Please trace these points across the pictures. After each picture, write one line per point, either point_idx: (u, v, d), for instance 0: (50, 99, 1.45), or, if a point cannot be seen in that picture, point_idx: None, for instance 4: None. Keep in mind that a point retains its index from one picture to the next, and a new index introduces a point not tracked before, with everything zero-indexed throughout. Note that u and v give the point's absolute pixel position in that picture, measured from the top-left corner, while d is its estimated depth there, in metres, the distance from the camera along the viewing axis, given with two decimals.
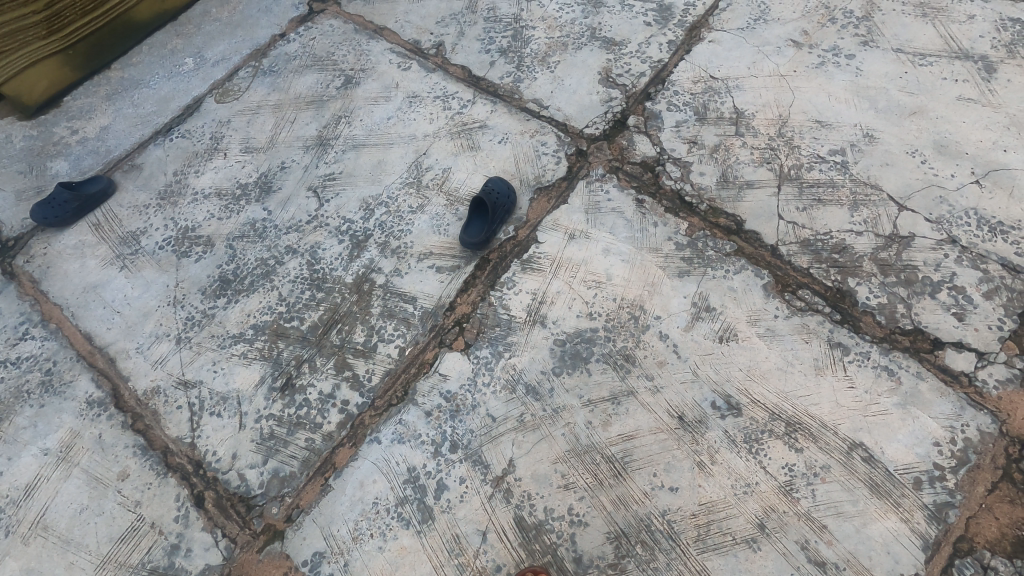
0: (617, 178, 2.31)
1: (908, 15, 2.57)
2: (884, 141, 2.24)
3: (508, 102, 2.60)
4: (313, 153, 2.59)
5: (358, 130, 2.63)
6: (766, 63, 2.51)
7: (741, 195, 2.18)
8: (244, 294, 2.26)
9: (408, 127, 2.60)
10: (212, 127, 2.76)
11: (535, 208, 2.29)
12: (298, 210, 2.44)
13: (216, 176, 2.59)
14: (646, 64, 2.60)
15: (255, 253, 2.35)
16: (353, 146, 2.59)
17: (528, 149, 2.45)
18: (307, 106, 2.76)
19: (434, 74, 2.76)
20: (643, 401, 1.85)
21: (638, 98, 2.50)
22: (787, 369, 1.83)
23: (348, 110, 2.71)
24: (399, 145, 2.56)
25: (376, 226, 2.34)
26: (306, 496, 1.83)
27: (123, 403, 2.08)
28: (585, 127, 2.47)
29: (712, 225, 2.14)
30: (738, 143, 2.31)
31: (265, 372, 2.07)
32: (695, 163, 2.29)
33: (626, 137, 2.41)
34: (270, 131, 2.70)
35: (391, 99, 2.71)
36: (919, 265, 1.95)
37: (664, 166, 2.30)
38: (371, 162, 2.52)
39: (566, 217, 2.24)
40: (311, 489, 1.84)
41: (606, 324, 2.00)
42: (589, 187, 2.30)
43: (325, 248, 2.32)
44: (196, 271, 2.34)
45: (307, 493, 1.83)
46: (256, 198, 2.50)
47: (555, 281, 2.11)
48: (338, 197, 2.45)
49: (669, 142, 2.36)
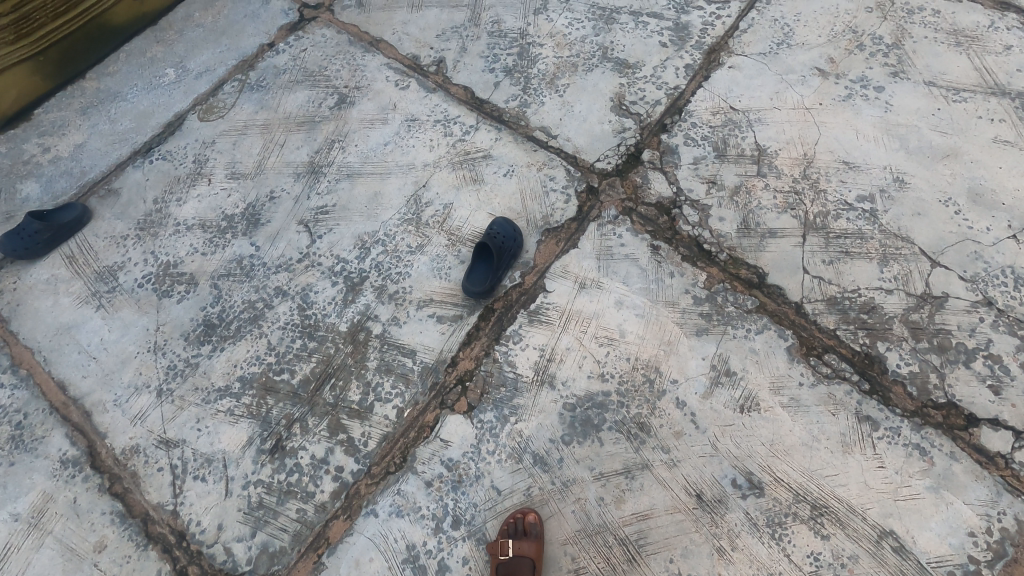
0: (631, 221, 2.16)
1: (941, 43, 2.41)
2: (916, 187, 2.09)
3: (513, 129, 2.42)
4: (304, 181, 2.41)
5: (352, 157, 2.45)
6: (790, 93, 2.35)
7: (763, 245, 2.04)
8: (230, 341, 2.10)
9: (406, 156, 2.42)
10: (195, 149, 2.56)
11: (543, 251, 2.14)
12: (288, 246, 2.27)
13: (199, 205, 2.41)
14: (662, 91, 2.43)
15: (242, 295, 2.19)
16: (347, 175, 2.41)
17: (535, 184, 2.28)
18: (298, 127, 2.56)
19: (434, 95, 2.57)
20: (658, 476, 1.74)
21: (653, 129, 2.33)
22: (812, 445, 1.73)
23: (341, 133, 2.52)
24: (396, 174, 2.38)
25: (373, 268, 2.19)
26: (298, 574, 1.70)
27: (100, 463, 1.94)
28: (596, 161, 2.30)
29: (732, 277, 2.00)
30: (760, 185, 2.15)
31: (253, 432, 1.94)
32: (714, 207, 2.13)
33: (641, 173, 2.25)
34: (258, 155, 2.51)
35: (389, 123, 2.52)
36: (952, 330, 1.84)
37: (680, 208, 2.15)
38: (367, 194, 2.35)
39: (576, 263, 2.09)
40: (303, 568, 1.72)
41: (619, 388, 1.88)
42: (601, 230, 2.15)
43: (318, 291, 2.17)
44: (179, 313, 2.18)
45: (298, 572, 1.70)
46: (242, 231, 2.33)
47: (564, 336, 1.98)
48: (331, 233, 2.28)
49: (686, 181, 2.20)
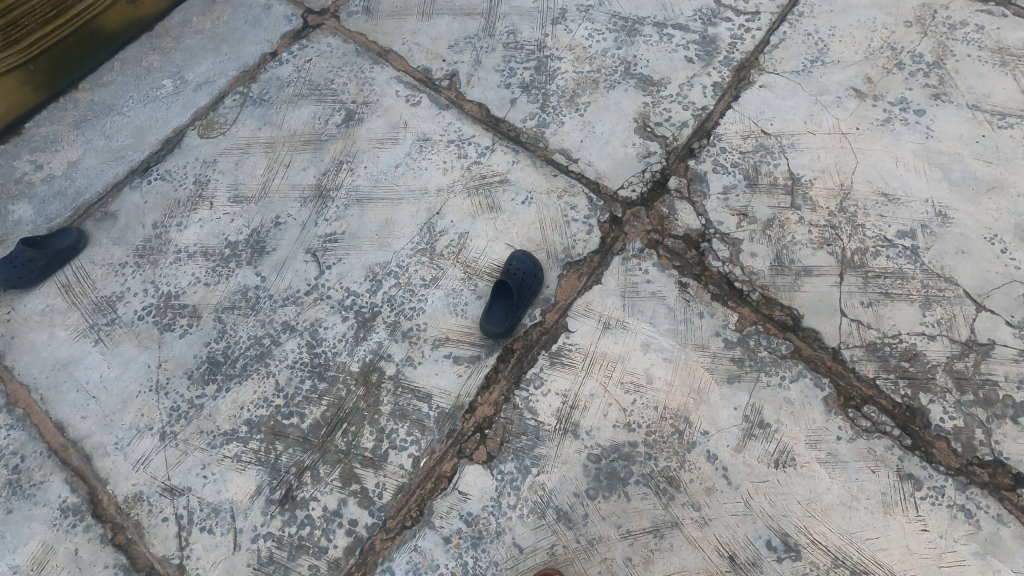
0: (657, 255, 2.05)
1: (985, 62, 2.28)
2: (959, 222, 1.98)
3: (531, 152, 2.30)
4: (311, 206, 2.30)
5: (362, 180, 2.33)
6: (825, 116, 2.22)
7: (798, 284, 1.94)
8: (236, 380, 2.01)
9: (419, 179, 2.30)
10: (196, 168, 2.44)
11: (564, 286, 2.03)
12: (295, 277, 2.17)
13: (201, 231, 2.30)
14: (689, 112, 2.29)
15: (248, 330, 2.09)
16: (357, 200, 2.29)
17: (555, 213, 2.17)
18: (304, 146, 2.44)
19: (447, 112, 2.43)
20: (689, 536, 1.66)
21: (680, 153, 2.21)
22: (851, 505, 1.64)
23: (350, 153, 2.40)
24: (408, 200, 2.27)
25: (385, 302, 2.08)
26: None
27: (102, 512, 1.86)
28: (620, 188, 2.18)
29: (765, 319, 1.90)
30: (794, 218, 2.04)
31: (262, 481, 1.85)
32: (746, 241, 2.02)
33: (667, 202, 2.13)
34: (261, 176, 2.39)
35: (400, 143, 2.39)
36: (999, 381, 1.75)
37: (710, 242, 2.04)
38: (377, 221, 2.24)
39: (600, 300, 1.99)
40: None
41: (647, 438, 1.79)
42: (626, 264, 2.04)
43: (328, 327, 2.06)
44: (181, 349, 2.08)
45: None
46: (247, 260, 2.22)
47: (588, 381, 1.88)
48: (341, 264, 2.17)
49: (715, 212, 2.09)
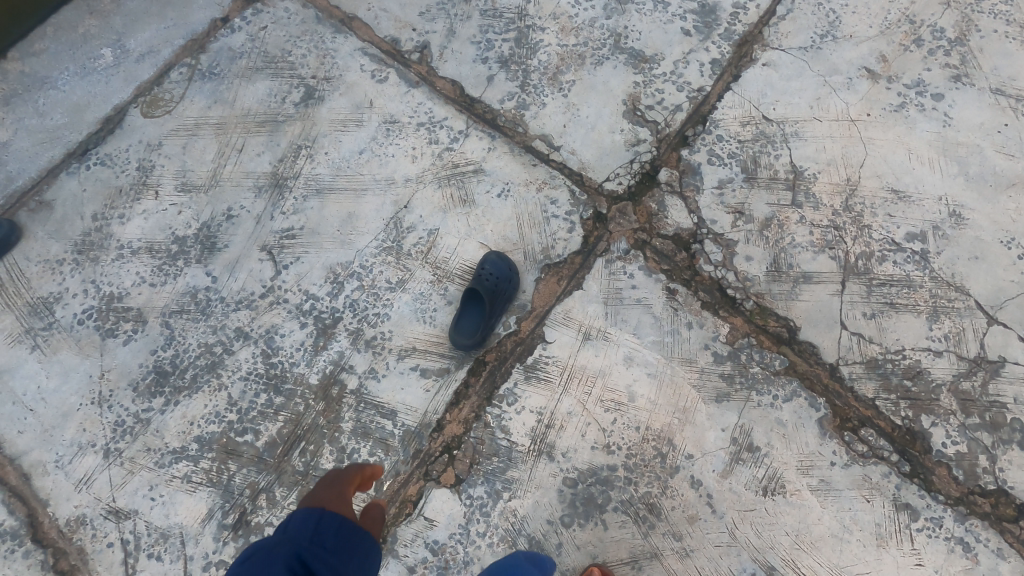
0: (644, 257, 1.87)
1: (1012, 40, 2.05)
2: (974, 223, 1.81)
3: (509, 137, 2.08)
4: (267, 196, 2.09)
5: (322, 169, 2.11)
6: (832, 100, 2.01)
7: (796, 292, 1.78)
8: (186, 393, 1.86)
9: (385, 168, 2.09)
10: (140, 152, 2.21)
11: (541, 291, 1.86)
12: (249, 277, 1.98)
13: (146, 224, 2.09)
14: (684, 94, 2.07)
15: (198, 337, 1.92)
16: (317, 191, 2.08)
17: (534, 209, 1.97)
18: (258, 128, 2.20)
19: (417, 90, 2.18)
20: (668, 567, 1.56)
21: (672, 141, 2.00)
22: (843, 537, 1.54)
23: (309, 137, 2.16)
24: (373, 191, 2.06)
25: (346, 307, 1.91)
26: (341, 506, 1.21)
27: (43, 535, 1.74)
28: (605, 180, 1.98)
29: (758, 331, 1.75)
30: (795, 218, 1.86)
31: (214, 504, 1.73)
32: (741, 243, 1.85)
33: (656, 197, 1.94)
34: (212, 162, 2.16)
35: (364, 125, 2.16)
36: (1008, 403, 1.62)
37: (701, 244, 1.86)
38: (339, 216, 2.04)
39: (580, 308, 1.83)
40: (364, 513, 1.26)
41: (627, 462, 1.66)
42: (609, 267, 1.87)
43: (284, 334, 1.90)
44: (126, 357, 1.92)
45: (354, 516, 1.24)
46: (196, 257, 2.03)
47: (565, 397, 1.74)
48: (299, 263, 1.99)
49: (708, 209, 1.90)
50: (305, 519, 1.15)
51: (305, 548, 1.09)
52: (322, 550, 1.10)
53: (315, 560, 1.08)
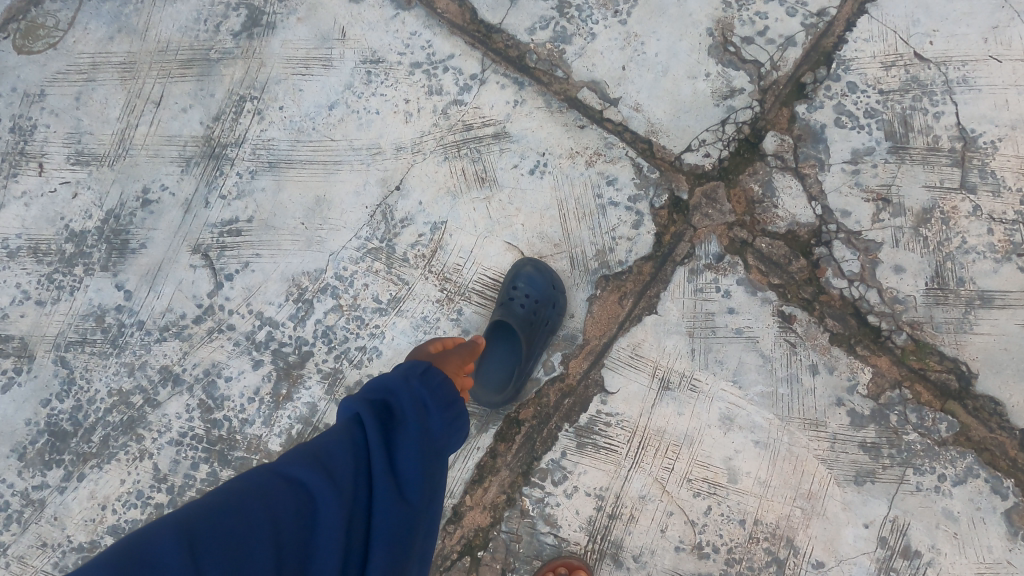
0: (745, 266, 1.30)
1: None
2: None
3: (544, 86, 1.44)
4: (199, 172, 1.46)
5: (275, 131, 1.47)
6: (1017, 29, 1.36)
7: (969, 321, 1.23)
8: (94, 464, 1.31)
9: (366, 131, 1.46)
10: (12, 105, 1.53)
11: (597, 315, 1.30)
12: (177, 293, 1.39)
13: (26, 213, 1.46)
14: (798, 18, 1.39)
15: (107, 381, 1.35)
16: (268, 164, 1.45)
17: (582, 192, 1.37)
18: (182, 69, 1.52)
19: (409, 13, 1.49)
20: None
21: (783, 92, 1.37)
22: None
23: (255, 84, 1.50)
24: (351, 165, 1.44)
25: (318, 337, 1.35)
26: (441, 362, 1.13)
27: None
28: (686, 151, 1.37)
29: (914, 378, 1.22)
30: (967, 210, 1.28)
31: None
32: (887, 246, 1.28)
33: (760, 176, 1.34)
34: (118, 121, 1.50)
35: (334, 66, 1.49)
36: None
37: (829, 247, 1.29)
38: (303, 202, 1.42)
39: (654, 342, 1.28)
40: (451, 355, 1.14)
41: (728, 569, 1.18)
42: (695, 282, 1.30)
43: (231, 377, 1.34)
44: (7, 411, 1.35)
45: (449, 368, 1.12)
46: (100, 263, 1.42)
47: (636, 474, 1.22)
48: (247, 272, 1.39)
49: (839, 195, 1.31)
50: (403, 376, 0.96)
51: (399, 409, 0.92)
52: (418, 411, 0.92)
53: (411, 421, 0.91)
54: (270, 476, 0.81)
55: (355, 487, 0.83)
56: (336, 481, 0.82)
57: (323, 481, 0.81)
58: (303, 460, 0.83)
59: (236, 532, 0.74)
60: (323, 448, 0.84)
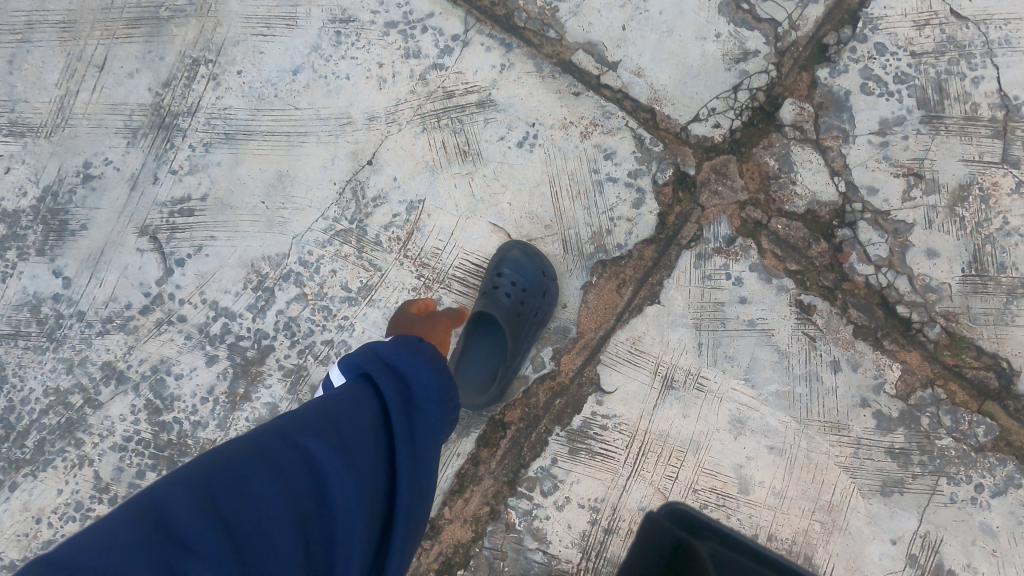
0: (759, 250, 1.15)
1: None
2: None
3: (534, 48, 1.28)
4: (147, 145, 1.30)
5: (233, 99, 1.31)
6: None
7: (1011, 313, 1.09)
8: (28, 472, 1.17)
9: (335, 99, 1.29)
10: None
11: (593, 304, 1.16)
12: (122, 281, 1.24)
13: None
14: None
15: (43, 380, 1.20)
16: (224, 136, 1.29)
17: (576, 167, 1.22)
18: (128, 28, 1.34)
19: None
20: None
21: (804, 54, 1.21)
22: None
23: (210, 45, 1.33)
24: (317, 136, 1.28)
25: (280, 330, 1.20)
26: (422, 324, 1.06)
27: None
28: (694, 121, 1.21)
29: (948, 376, 1.08)
30: (1009, 188, 1.14)
31: None
32: (919, 228, 1.13)
33: (777, 149, 1.19)
34: (54, 87, 1.33)
35: (298, 25, 1.32)
36: None
37: (854, 229, 1.15)
38: (263, 179, 1.27)
39: (656, 335, 1.14)
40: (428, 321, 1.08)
41: None
42: (703, 268, 1.15)
43: (182, 374, 1.19)
44: None
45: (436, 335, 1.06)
46: (35, 247, 1.26)
47: (635, 483, 1.09)
48: (200, 257, 1.24)
49: (865, 170, 1.17)
50: (407, 344, 0.81)
51: (410, 380, 0.78)
52: (430, 389, 0.78)
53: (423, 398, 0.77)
54: (273, 447, 0.68)
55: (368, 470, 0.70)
56: (349, 463, 0.68)
57: (335, 461, 0.67)
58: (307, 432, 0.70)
59: (251, 510, 0.62)
60: (334, 421, 0.71)
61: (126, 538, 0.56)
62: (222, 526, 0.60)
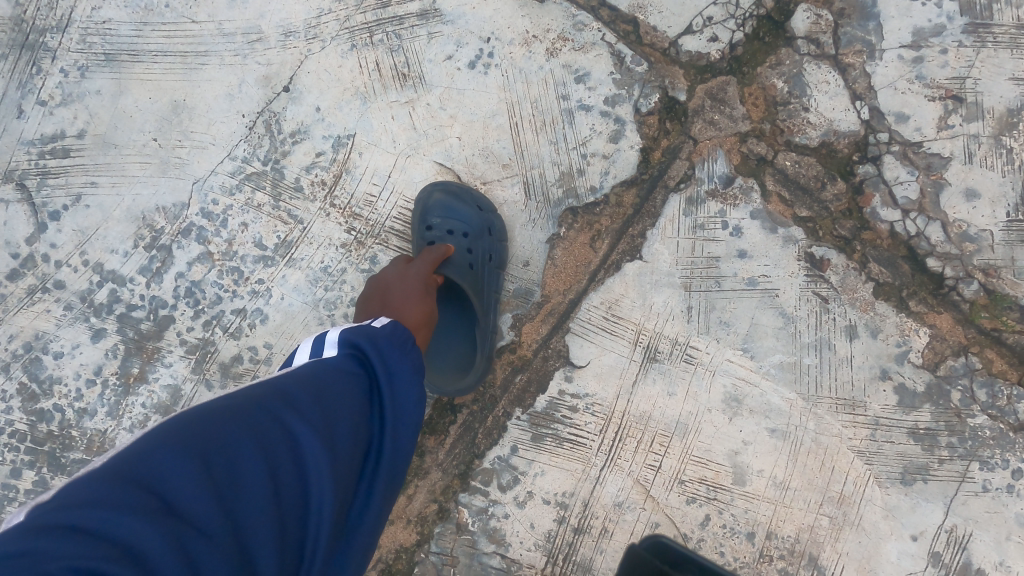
0: (764, 193, 0.94)
1: None
2: None
3: None
4: (6, 68, 1.02)
5: (113, 10, 1.03)
6: None
7: None
8: None
9: (241, 9, 1.02)
10: None
11: (562, 262, 0.96)
12: None
13: None
14: None
15: None
16: (104, 57, 1.03)
17: (541, 93, 0.99)
18: None
19: None
20: None
21: None
22: None
23: None
24: (219, 56, 1.02)
25: (180, 297, 0.99)
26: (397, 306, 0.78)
27: None
28: (687, 33, 0.97)
29: (986, 344, 0.90)
30: None
31: None
32: (957, 164, 0.93)
33: (788, 66, 0.96)
34: None
35: None
36: None
37: (879, 166, 0.93)
38: (154, 111, 1.02)
39: (637, 299, 0.94)
40: (389, 292, 0.81)
41: None
42: (694, 216, 0.95)
43: (62, 353, 0.98)
44: None
45: (400, 314, 0.76)
46: None
47: (611, 475, 0.91)
48: (79, 209, 1.00)
49: (895, 92, 0.94)
50: (394, 332, 0.67)
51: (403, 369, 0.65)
52: (416, 389, 0.64)
53: (408, 397, 0.63)
54: (257, 419, 0.56)
55: (351, 472, 0.59)
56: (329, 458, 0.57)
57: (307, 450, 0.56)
58: (293, 409, 0.57)
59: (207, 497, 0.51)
60: (313, 399, 0.58)
61: (114, 505, 0.48)
62: (203, 511, 0.51)
